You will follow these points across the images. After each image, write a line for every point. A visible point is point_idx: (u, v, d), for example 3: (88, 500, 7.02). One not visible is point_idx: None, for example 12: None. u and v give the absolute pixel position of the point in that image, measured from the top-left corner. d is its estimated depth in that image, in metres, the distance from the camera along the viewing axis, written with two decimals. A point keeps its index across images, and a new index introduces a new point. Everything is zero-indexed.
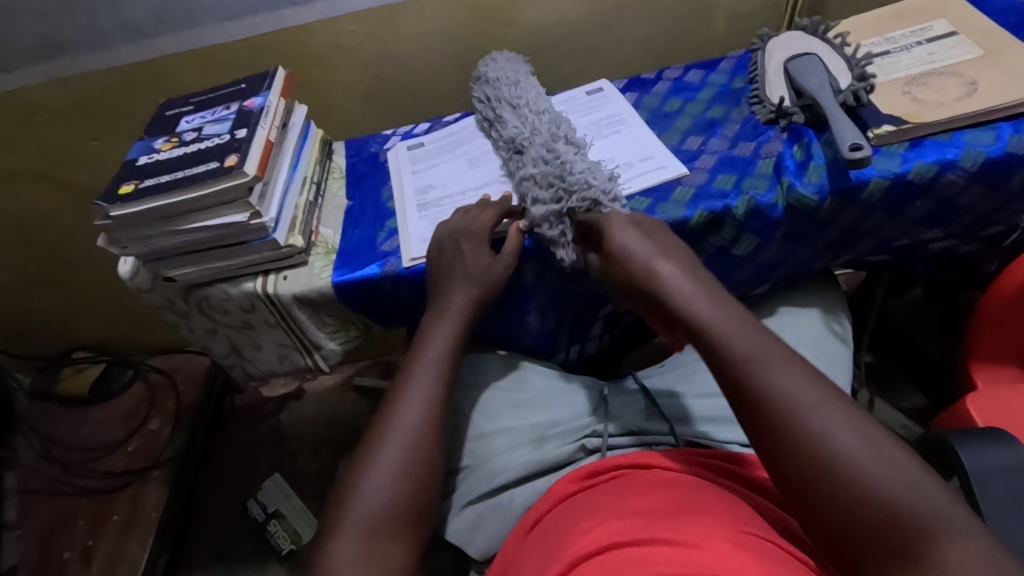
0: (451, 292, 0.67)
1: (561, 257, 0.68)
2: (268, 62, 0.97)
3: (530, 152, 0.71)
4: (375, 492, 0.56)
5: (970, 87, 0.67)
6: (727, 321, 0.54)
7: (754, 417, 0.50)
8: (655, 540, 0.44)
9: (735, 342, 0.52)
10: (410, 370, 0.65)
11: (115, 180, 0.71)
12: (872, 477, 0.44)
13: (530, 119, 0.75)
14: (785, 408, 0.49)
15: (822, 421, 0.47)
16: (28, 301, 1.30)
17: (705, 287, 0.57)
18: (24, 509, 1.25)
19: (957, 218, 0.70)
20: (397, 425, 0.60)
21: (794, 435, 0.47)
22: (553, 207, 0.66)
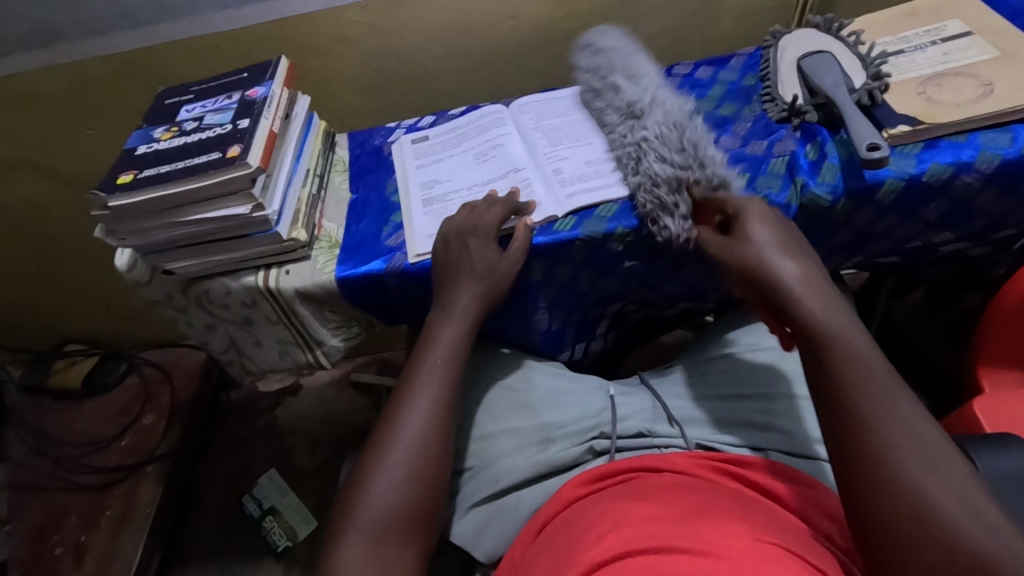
0: (457, 290, 0.66)
1: (666, 227, 0.65)
2: (270, 52, 0.95)
3: (650, 117, 0.72)
4: (382, 495, 0.56)
5: (986, 88, 0.67)
6: (817, 294, 0.53)
7: (829, 391, 0.49)
8: (671, 549, 0.43)
9: (821, 314, 0.52)
10: (416, 370, 0.64)
11: (113, 170, 0.70)
12: (927, 483, 0.43)
13: (649, 91, 0.76)
14: (861, 389, 0.48)
15: (899, 413, 0.47)
16: (20, 293, 1.27)
17: (798, 257, 0.56)
18: (15, 505, 1.23)
19: (970, 220, 0.69)
20: (404, 427, 0.59)
21: (860, 420, 0.47)
22: (679, 173, 0.66)
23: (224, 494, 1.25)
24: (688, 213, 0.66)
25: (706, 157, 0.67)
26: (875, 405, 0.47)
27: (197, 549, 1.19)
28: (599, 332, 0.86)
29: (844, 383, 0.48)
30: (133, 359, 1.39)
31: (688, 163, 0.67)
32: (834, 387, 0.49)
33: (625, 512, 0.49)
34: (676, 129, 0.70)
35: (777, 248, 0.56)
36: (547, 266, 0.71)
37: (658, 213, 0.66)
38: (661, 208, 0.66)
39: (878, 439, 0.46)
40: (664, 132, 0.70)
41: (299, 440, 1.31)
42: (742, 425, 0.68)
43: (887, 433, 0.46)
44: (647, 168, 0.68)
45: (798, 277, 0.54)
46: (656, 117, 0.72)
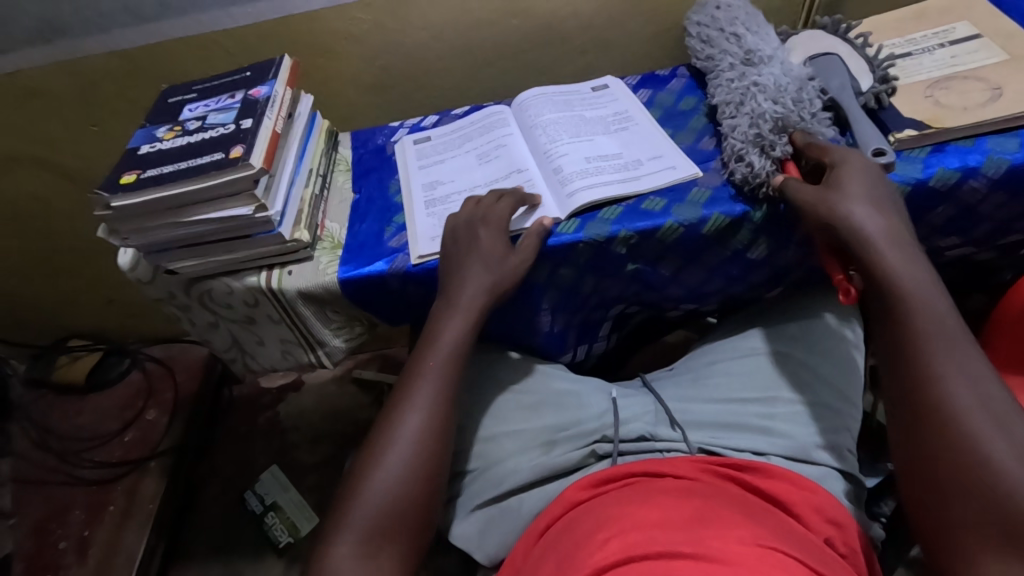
0: (461, 286, 0.66)
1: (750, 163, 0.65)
2: (273, 50, 0.94)
3: (762, 81, 0.70)
4: (381, 489, 0.56)
5: (994, 93, 0.66)
6: (896, 251, 0.56)
7: (906, 343, 0.53)
8: (674, 555, 0.43)
9: (906, 273, 0.54)
10: (419, 364, 0.63)
11: (116, 169, 0.69)
12: (994, 440, 0.47)
13: (732, 85, 0.73)
14: (947, 348, 0.51)
15: (966, 375, 0.50)
16: (25, 288, 1.28)
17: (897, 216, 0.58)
18: (20, 497, 1.23)
19: (976, 225, 0.69)
20: (405, 420, 0.60)
21: (932, 386, 0.50)
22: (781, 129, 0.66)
23: (226, 489, 1.26)
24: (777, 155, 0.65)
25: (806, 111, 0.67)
26: (952, 367, 0.50)
27: (199, 545, 1.19)
28: (601, 335, 0.86)
29: (923, 333, 0.52)
30: (136, 355, 1.40)
31: (792, 111, 0.67)
32: (918, 339, 0.52)
33: (629, 517, 0.49)
34: (785, 91, 0.68)
35: (877, 201, 0.58)
36: (551, 268, 0.71)
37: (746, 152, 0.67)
38: (757, 143, 0.66)
39: (944, 392, 0.50)
40: (772, 94, 0.69)
41: (301, 437, 1.31)
42: (742, 430, 0.68)
43: (956, 394, 0.49)
44: (753, 109, 0.68)
45: (883, 230, 0.56)
46: (769, 82, 0.70)
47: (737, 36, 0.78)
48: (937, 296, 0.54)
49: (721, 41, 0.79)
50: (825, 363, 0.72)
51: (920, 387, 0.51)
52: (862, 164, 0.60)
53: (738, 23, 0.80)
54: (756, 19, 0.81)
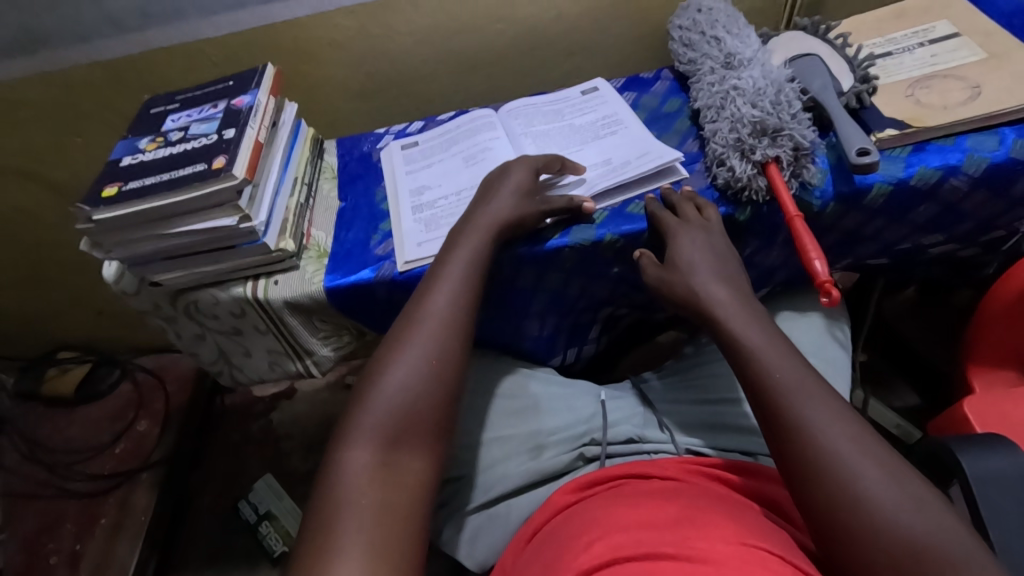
0: (478, 219, 0.65)
1: (732, 166, 0.66)
2: (257, 58, 0.94)
3: (742, 85, 0.71)
4: (398, 387, 0.54)
5: (973, 91, 0.67)
6: (741, 321, 0.57)
7: (761, 409, 0.52)
8: (660, 556, 0.43)
9: (751, 338, 0.55)
10: (432, 282, 0.61)
11: (98, 182, 0.69)
12: (867, 472, 0.46)
13: (713, 89, 0.74)
14: (798, 401, 0.50)
15: (813, 414, 0.49)
16: (12, 301, 1.27)
17: (738, 287, 0.60)
18: (10, 512, 1.22)
19: (959, 223, 0.69)
20: (418, 335, 0.57)
21: (794, 441, 0.49)
22: (760, 130, 0.66)
23: (220, 498, 1.25)
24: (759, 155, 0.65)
25: (785, 110, 0.67)
26: (797, 416, 0.50)
27: (192, 557, 1.18)
28: (590, 337, 0.86)
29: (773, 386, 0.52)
30: (126, 365, 1.39)
31: (771, 112, 0.66)
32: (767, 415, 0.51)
33: (617, 520, 0.49)
34: (764, 94, 0.69)
35: (713, 271, 0.61)
36: (538, 272, 0.71)
37: (729, 155, 0.67)
38: (736, 149, 0.67)
39: (807, 444, 0.48)
40: (751, 97, 0.69)
41: (293, 444, 1.31)
42: (729, 431, 0.68)
43: (810, 442, 0.48)
44: (733, 113, 0.69)
45: (724, 295, 0.59)
46: (748, 85, 0.70)
47: (718, 39, 0.79)
48: (778, 359, 0.53)
49: (702, 45, 0.80)
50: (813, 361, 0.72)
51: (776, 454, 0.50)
52: (696, 243, 0.62)
53: (718, 26, 0.81)
54: (737, 21, 0.81)
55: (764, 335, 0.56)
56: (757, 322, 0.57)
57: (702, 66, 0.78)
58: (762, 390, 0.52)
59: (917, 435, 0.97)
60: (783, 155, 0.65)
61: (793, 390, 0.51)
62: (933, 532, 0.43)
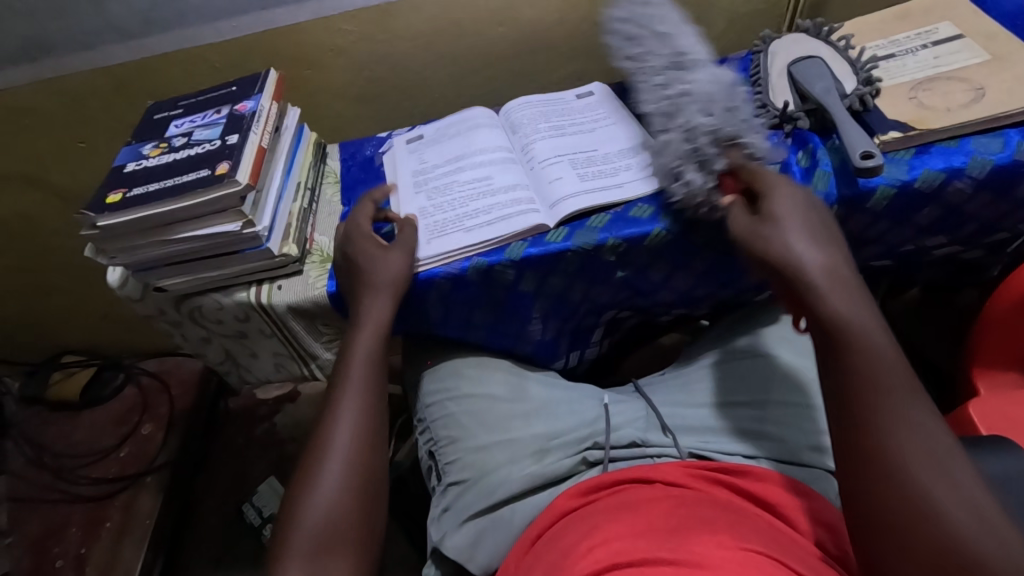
0: (374, 298, 0.66)
1: (690, 179, 0.64)
2: (260, 62, 0.94)
3: (698, 89, 0.67)
4: (317, 511, 0.57)
5: (977, 93, 0.66)
6: (841, 294, 0.51)
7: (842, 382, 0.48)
8: (657, 561, 0.43)
9: (841, 310, 0.50)
10: (340, 382, 0.65)
11: (102, 188, 0.69)
12: (949, 484, 0.43)
13: (661, 91, 0.70)
14: (904, 399, 0.46)
15: (917, 415, 0.45)
16: (17, 306, 1.27)
17: (838, 256, 0.54)
18: (15, 516, 1.22)
19: (963, 225, 0.69)
20: (334, 448, 0.61)
21: (866, 428, 0.46)
22: (717, 137, 0.64)
23: (224, 501, 1.25)
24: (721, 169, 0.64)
25: (740, 124, 0.65)
26: (882, 406, 0.46)
27: (197, 560, 1.19)
28: (593, 341, 0.86)
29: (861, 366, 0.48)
30: (130, 369, 1.39)
31: (728, 125, 0.64)
32: (859, 389, 0.47)
33: (617, 526, 0.49)
34: (714, 101, 0.65)
35: (808, 237, 0.55)
36: (539, 277, 0.71)
37: (684, 167, 0.65)
38: (697, 158, 0.64)
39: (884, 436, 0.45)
40: (705, 104, 0.65)
41: (297, 447, 1.31)
42: (734, 434, 0.68)
43: (899, 438, 0.45)
44: (686, 122, 0.66)
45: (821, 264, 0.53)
46: (704, 89, 0.66)
47: None
48: (880, 338, 0.49)
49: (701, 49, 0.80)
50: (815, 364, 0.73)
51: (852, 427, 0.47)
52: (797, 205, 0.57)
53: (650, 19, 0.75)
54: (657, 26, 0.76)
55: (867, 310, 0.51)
56: (860, 300, 0.51)
57: (648, 60, 0.72)
58: (851, 365, 0.48)
59: None
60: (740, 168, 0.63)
61: (898, 383, 0.47)
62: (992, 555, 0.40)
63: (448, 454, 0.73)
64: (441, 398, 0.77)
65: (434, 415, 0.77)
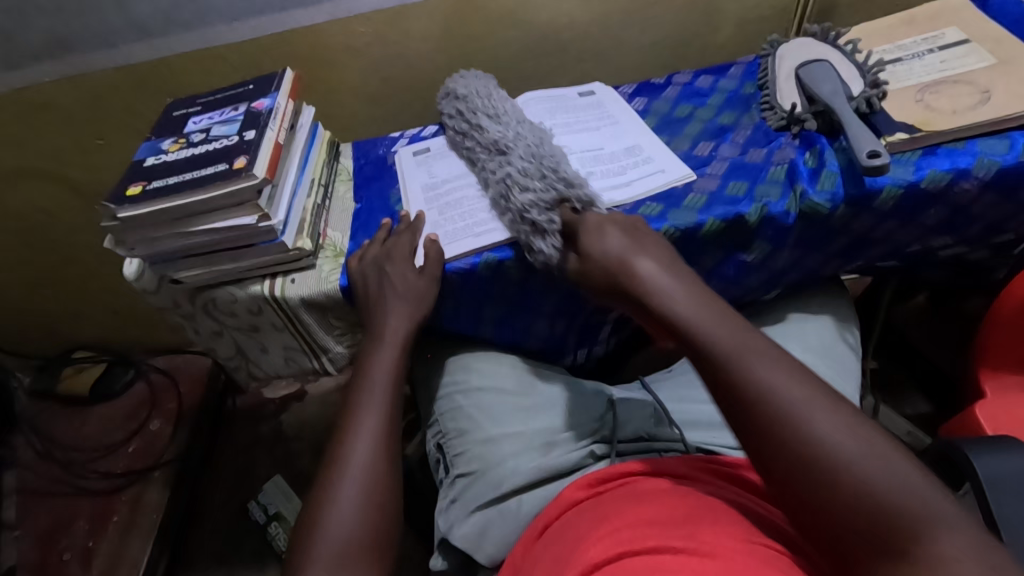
0: (405, 298, 0.69)
1: (539, 248, 0.66)
2: (277, 62, 0.96)
3: (515, 152, 0.71)
4: (344, 514, 0.55)
5: (983, 96, 0.67)
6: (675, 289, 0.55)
7: (745, 411, 0.46)
8: (669, 550, 0.43)
9: (695, 320, 0.52)
10: (362, 388, 0.65)
11: (122, 181, 0.71)
12: (827, 429, 0.43)
13: (511, 125, 0.76)
14: (751, 357, 0.48)
15: (766, 372, 0.46)
16: (31, 300, 1.29)
17: (666, 259, 0.59)
18: (24, 509, 1.22)
19: (969, 225, 0.70)
20: (357, 450, 0.59)
21: (776, 431, 0.44)
22: (543, 195, 0.67)
23: (231, 497, 1.26)
24: (557, 200, 0.67)
25: (568, 175, 0.68)
26: (792, 411, 0.44)
27: (203, 554, 1.19)
28: (601, 338, 0.85)
29: (744, 380, 0.47)
30: (140, 365, 1.40)
31: (553, 183, 0.67)
32: (721, 380, 0.48)
33: (630, 515, 0.49)
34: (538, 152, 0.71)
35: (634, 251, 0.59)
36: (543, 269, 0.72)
37: (533, 238, 0.67)
38: (535, 231, 0.67)
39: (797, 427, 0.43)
40: (529, 149, 0.71)
41: (303, 445, 1.32)
42: None
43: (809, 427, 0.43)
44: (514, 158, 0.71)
45: (669, 281, 0.56)
46: (522, 149, 0.72)
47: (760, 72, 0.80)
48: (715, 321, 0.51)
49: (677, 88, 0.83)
50: (823, 366, 0.73)
51: (743, 434, 0.46)
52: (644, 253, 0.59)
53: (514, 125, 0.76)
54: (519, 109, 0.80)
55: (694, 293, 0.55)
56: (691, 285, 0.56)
57: (486, 132, 0.77)
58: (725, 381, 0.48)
59: (928, 441, 0.98)
60: (574, 213, 0.66)
61: (736, 351, 0.48)
62: (902, 489, 0.40)
63: (457, 446, 0.74)
64: (450, 391, 0.78)
65: (442, 408, 0.78)
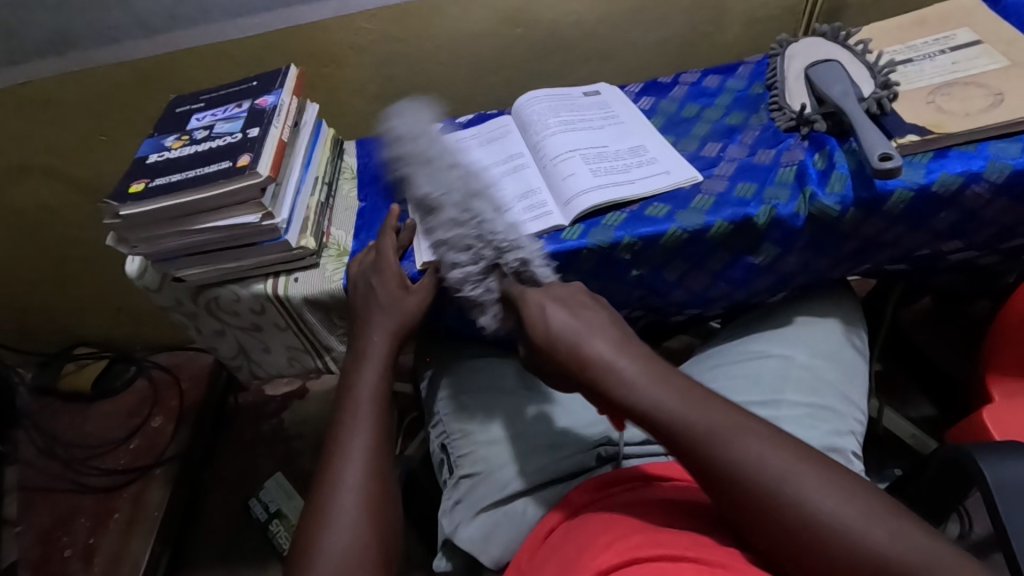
0: (410, 299, 0.69)
1: (484, 320, 0.66)
2: (280, 59, 0.95)
3: (446, 210, 0.68)
4: (348, 516, 0.54)
5: (995, 98, 0.66)
6: (636, 372, 0.51)
7: (731, 499, 0.45)
8: (679, 557, 0.43)
9: (660, 403, 0.49)
10: (365, 388, 0.64)
11: (125, 179, 0.70)
12: (819, 502, 0.42)
13: (440, 174, 0.71)
14: (721, 438, 0.46)
15: (744, 450, 0.45)
16: (33, 296, 1.29)
17: (613, 326, 0.55)
18: (25, 505, 1.22)
19: (980, 229, 0.69)
20: (360, 451, 0.59)
21: (771, 510, 0.43)
22: (471, 269, 0.65)
23: (232, 495, 1.26)
24: (487, 267, 0.65)
25: (501, 232, 0.66)
26: (780, 491, 0.43)
27: (204, 552, 1.19)
28: None
29: (724, 466, 0.45)
30: (142, 362, 1.40)
31: (483, 250, 0.65)
32: (700, 473, 0.46)
33: (636, 521, 0.49)
34: (465, 214, 0.67)
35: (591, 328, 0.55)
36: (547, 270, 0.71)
37: (476, 312, 0.67)
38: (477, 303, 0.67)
39: (791, 503, 0.43)
40: (453, 210, 0.67)
41: (304, 444, 1.31)
42: None
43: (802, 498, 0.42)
44: (447, 229, 0.67)
45: (625, 357, 0.52)
46: (450, 211, 0.67)
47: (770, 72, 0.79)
48: (681, 401, 0.48)
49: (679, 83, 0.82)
50: (831, 371, 0.72)
51: (735, 520, 0.45)
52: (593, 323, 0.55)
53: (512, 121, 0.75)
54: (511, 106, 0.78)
55: (653, 372, 0.51)
56: (641, 355, 0.52)
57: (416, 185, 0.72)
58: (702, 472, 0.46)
59: (933, 445, 0.97)
60: (507, 279, 0.64)
61: (709, 435, 0.46)
62: (903, 549, 0.40)
63: (461, 447, 0.73)
64: (456, 393, 0.78)
65: (447, 408, 0.78)
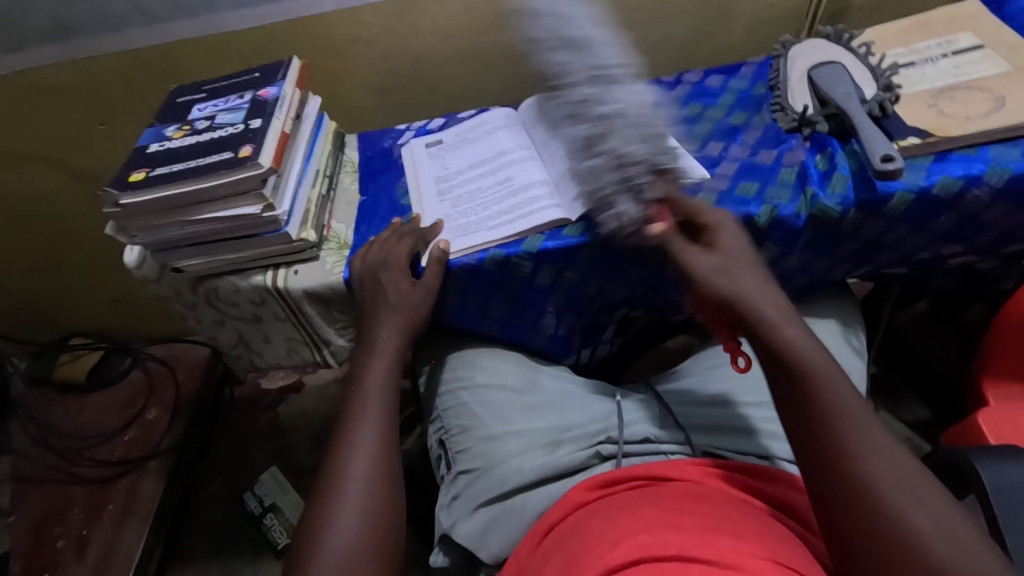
0: (414, 293, 0.68)
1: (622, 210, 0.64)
2: (283, 51, 0.95)
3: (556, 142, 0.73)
4: (352, 510, 0.54)
5: (997, 103, 0.67)
6: (791, 320, 0.54)
7: (836, 475, 0.47)
8: (685, 558, 0.42)
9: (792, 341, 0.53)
10: (365, 382, 0.64)
11: (125, 168, 0.70)
12: (910, 514, 0.45)
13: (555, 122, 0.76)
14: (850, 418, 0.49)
15: (867, 442, 0.48)
16: (29, 285, 1.28)
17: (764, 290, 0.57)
18: (18, 496, 1.22)
19: (980, 233, 0.69)
20: (362, 444, 0.59)
21: (864, 505, 0.46)
22: (646, 155, 0.64)
23: (227, 488, 1.25)
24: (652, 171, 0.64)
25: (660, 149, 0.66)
26: (882, 493, 0.46)
27: (198, 545, 1.19)
28: (605, 338, 0.86)
29: (845, 444, 0.48)
30: (138, 354, 1.39)
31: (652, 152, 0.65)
32: (819, 437, 0.49)
33: (641, 520, 0.48)
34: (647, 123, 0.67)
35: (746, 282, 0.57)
36: (538, 262, 0.70)
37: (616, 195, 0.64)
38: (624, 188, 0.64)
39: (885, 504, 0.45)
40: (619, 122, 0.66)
41: (301, 438, 1.31)
42: (748, 435, 0.68)
43: (894, 507, 0.45)
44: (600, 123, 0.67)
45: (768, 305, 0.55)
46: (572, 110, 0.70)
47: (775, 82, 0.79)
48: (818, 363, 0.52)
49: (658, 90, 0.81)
50: None
51: (832, 496, 0.47)
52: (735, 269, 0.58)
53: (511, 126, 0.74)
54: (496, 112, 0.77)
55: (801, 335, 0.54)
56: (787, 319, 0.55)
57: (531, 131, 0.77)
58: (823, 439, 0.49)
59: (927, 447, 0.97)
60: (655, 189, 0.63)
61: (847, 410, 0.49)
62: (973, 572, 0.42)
63: (460, 443, 0.73)
64: (453, 388, 0.78)
65: (445, 404, 0.77)
